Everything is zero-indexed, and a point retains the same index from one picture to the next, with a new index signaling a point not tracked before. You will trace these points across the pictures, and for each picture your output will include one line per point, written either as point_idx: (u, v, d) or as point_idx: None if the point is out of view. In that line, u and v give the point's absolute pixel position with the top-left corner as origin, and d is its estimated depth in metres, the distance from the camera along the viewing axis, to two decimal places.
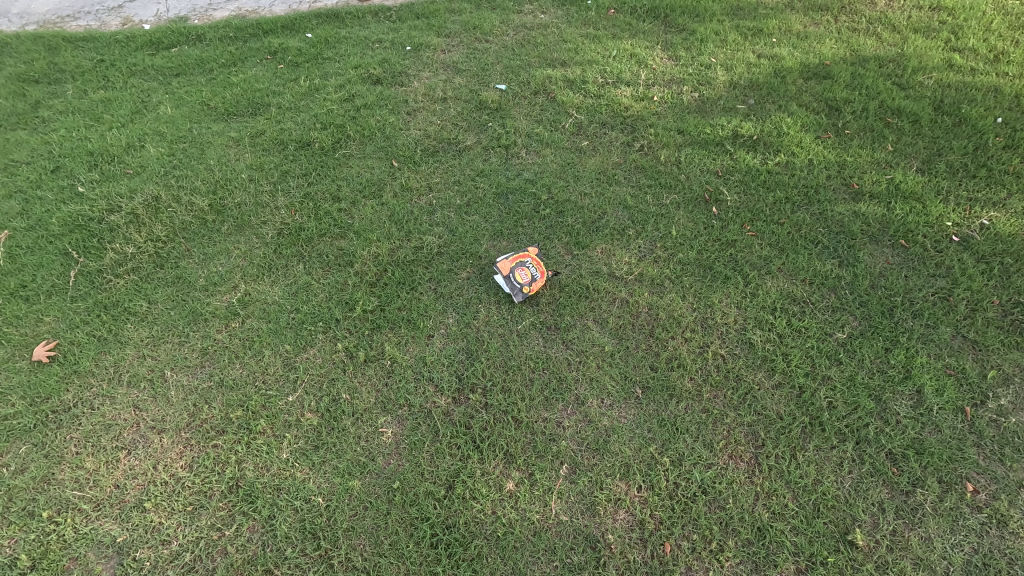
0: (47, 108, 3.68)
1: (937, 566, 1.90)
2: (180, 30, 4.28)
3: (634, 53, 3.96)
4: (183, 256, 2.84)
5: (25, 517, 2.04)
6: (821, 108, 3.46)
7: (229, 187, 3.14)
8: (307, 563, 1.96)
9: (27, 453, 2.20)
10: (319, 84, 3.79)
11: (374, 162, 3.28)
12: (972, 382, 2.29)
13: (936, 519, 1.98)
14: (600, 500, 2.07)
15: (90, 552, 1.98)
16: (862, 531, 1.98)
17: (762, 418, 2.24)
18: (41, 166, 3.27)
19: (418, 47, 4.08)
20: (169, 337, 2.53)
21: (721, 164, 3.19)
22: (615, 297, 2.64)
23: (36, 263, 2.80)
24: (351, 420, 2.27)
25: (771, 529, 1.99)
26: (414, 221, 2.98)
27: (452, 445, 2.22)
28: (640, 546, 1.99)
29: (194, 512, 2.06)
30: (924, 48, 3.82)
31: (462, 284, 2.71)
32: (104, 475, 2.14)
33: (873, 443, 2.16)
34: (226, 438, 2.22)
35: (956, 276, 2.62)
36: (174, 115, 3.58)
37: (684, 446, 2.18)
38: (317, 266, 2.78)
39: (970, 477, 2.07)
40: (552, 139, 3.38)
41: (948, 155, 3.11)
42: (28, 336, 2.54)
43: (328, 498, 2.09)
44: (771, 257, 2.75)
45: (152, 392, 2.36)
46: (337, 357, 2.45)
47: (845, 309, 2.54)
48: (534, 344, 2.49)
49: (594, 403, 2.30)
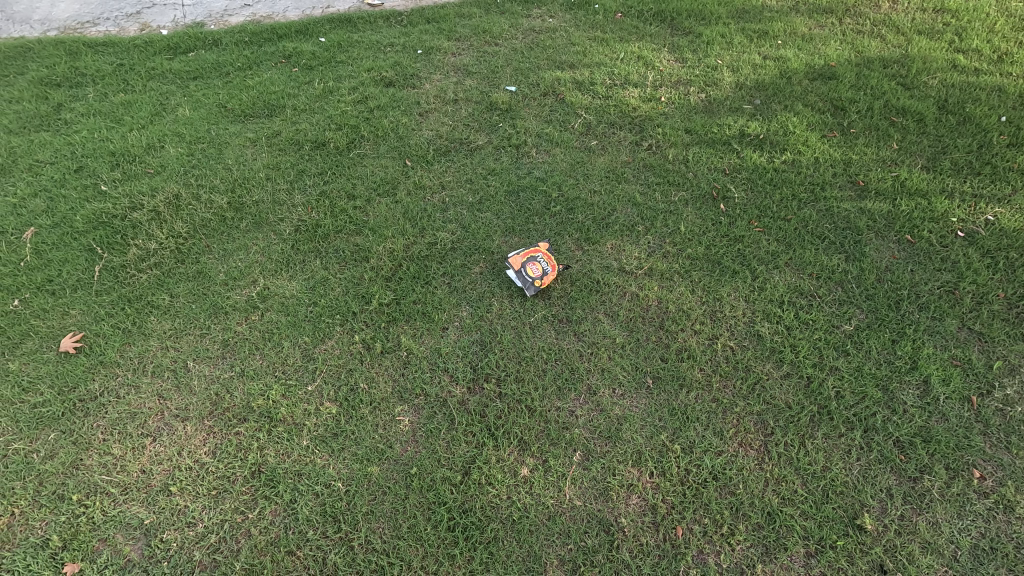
0: (69, 110, 3.78)
1: (945, 549, 1.94)
2: (197, 34, 4.39)
3: (642, 55, 4.04)
4: (203, 252, 2.91)
5: (55, 500, 2.11)
6: (827, 108, 3.52)
7: (247, 185, 3.22)
8: (328, 545, 2.02)
9: (55, 439, 2.27)
10: (333, 86, 3.88)
11: (388, 162, 3.36)
12: (978, 373, 2.33)
13: (944, 504, 2.02)
14: (613, 485, 2.12)
15: (119, 534, 2.04)
16: (870, 516, 2.01)
17: (771, 408, 2.29)
18: (64, 166, 3.35)
19: (429, 51, 4.17)
20: (191, 330, 2.60)
21: (728, 162, 3.25)
22: (625, 290, 2.69)
23: (61, 258, 2.89)
24: (368, 408, 2.32)
25: (780, 514, 2.03)
26: (427, 217, 3.05)
27: (468, 432, 2.27)
28: (652, 530, 2.03)
29: (218, 496, 2.13)
30: (929, 49, 3.87)
31: (475, 278, 2.78)
32: (131, 461, 2.21)
33: (881, 431, 2.21)
34: (248, 426, 2.28)
35: (961, 269, 2.66)
36: (193, 117, 3.67)
37: (694, 434, 2.23)
38: (334, 262, 2.85)
39: (978, 465, 2.11)
40: (562, 138, 3.45)
41: (953, 153, 3.16)
42: (54, 328, 2.62)
43: (347, 483, 2.14)
44: (779, 252, 2.80)
45: (175, 381, 2.43)
46: (354, 348, 2.51)
47: (851, 301, 2.59)
48: (546, 337, 2.54)
49: (606, 392, 2.35)
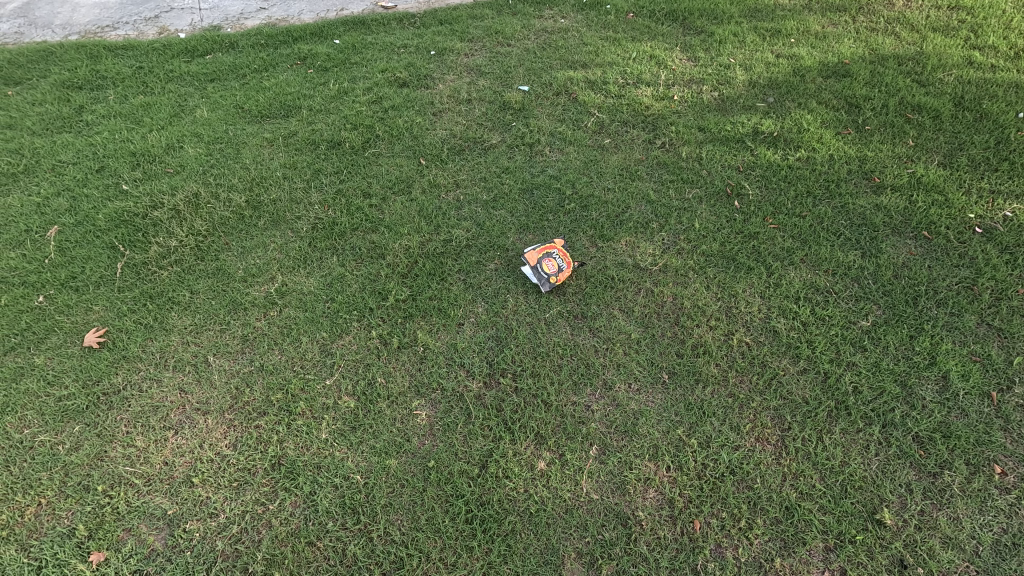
0: (90, 112, 3.85)
1: (966, 545, 1.92)
2: (214, 38, 4.47)
3: (654, 54, 4.05)
4: (223, 249, 2.96)
5: (81, 491, 2.15)
6: (841, 105, 3.51)
7: (265, 184, 3.27)
8: (347, 536, 2.04)
9: (80, 432, 2.31)
10: (347, 88, 3.92)
11: (403, 160, 3.39)
12: (998, 368, 2.31)
13: (965, 500, 2.01)
14: (630, 479, 2.12)
15: (143, 524, 2.08)
16: (889, 511, 2.00)
17: (788, 403, 2.29)
18: (86, 166, 3.42)
19: (442, 52, 4.21)
20: (212, 326, 2.64)
21: (741, 159, 3.25)
22: (640, 287, 2.70)
23: (84, 256, 2.94)
24: (386, 403, 2.35)
25: (799, 508, 2.03)
26: (442, 215, 3.07)
27: (485, 427, 2.29)
28: (670, 523, 2.03)
29: (239, 488, 2.16)
30: (944, 46, 3.85)
31: (490, 274, 2.80)
32: (154, 453, 2.25)
33: (900, 426, 2.19)
34: (268, 420, 2.32)
35: (979, 266, 2.64)
36: (211, 118, 3.73)
37: (711, 429, 2.23)
38: (351, 258, 2.89)
39: (999, 460, 2.09)
40: (575, 137, 3.47)
41: (970, 149, 3.14)
42: (78, 324, 2.67)
43: (366, 475, 2.17)
44: (794, 248, 2.80)
45: (196, 376, 2.47)
46: (371, 344, 2.54)
47: (868, 297, 2.58)
48: (561, 332, 2.56)
49: (622, 387, 2.36)
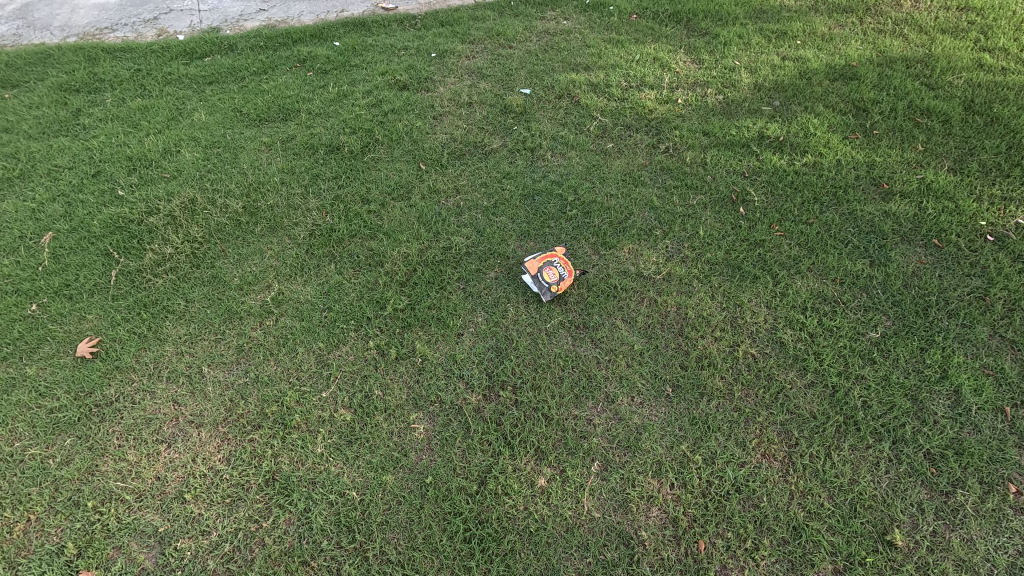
0: (87, 115, 3.81)
1: (980, 568, 1.86)
2: (213, 40, 4.42)
3: (657, 57, 3.99)
4: (219, 256, 2.91)
5: (71, 507, 2.10)
6: (849, 109, 3.44)
7: (262, 190, 3.22)
8: (343, 555, 1.99)
9: (71, 445, 2.26)
10: (346, 91, 3.87)
11: (402, 165, 3.34)
12: (1012, 382, 2.24)
13: (978, 520, 1.95)
14: (633, 497, 2.07)
15: (133, 541, 2.03)
16: (900, 532, 1.94)
17: (795, 417, 2.23)
18: (82, 171, 3.38)
19: (443, 54, 4.15)
20: (206, 335, 2.59)
21: (747, 165, 3.18)
22: (643, 296, 2.64)
23: (78, 263, 2.90)
24: (383, 416, 2.30)
25: (807, 528, 1.97)
26: (441, 222, 3.02)
27: (484, 441, 2.24)
28: (673, 543, 1.98)
29: (232, 504, 2.11)
30: (954, 48, 3.78)
31: (490, 283, 2.74)
32: (146, 467, 2.20)
33: (910, 442, 2.13)
34: (263, 433, 2.27)
35: (991, 275, 2.57)
36: (208, 122, 3.68)
37: (716, 445, 2.17)
38: (349, 266, 2.83)
39: (1013, 478, 2.03)
40: (577, 141, 3.41)
41: (981, 154, 3.07)
42: (71, 333, 2.62)
43: (361, 492, 2.11)
44: (801, 257, 2.73)
45: (190, 387, 2.42)
46: (368, 354, 2.49)
47: (877, 308, 2.52)
48: (562, 343, 2.50)
49: (624, 400, 2.31)
